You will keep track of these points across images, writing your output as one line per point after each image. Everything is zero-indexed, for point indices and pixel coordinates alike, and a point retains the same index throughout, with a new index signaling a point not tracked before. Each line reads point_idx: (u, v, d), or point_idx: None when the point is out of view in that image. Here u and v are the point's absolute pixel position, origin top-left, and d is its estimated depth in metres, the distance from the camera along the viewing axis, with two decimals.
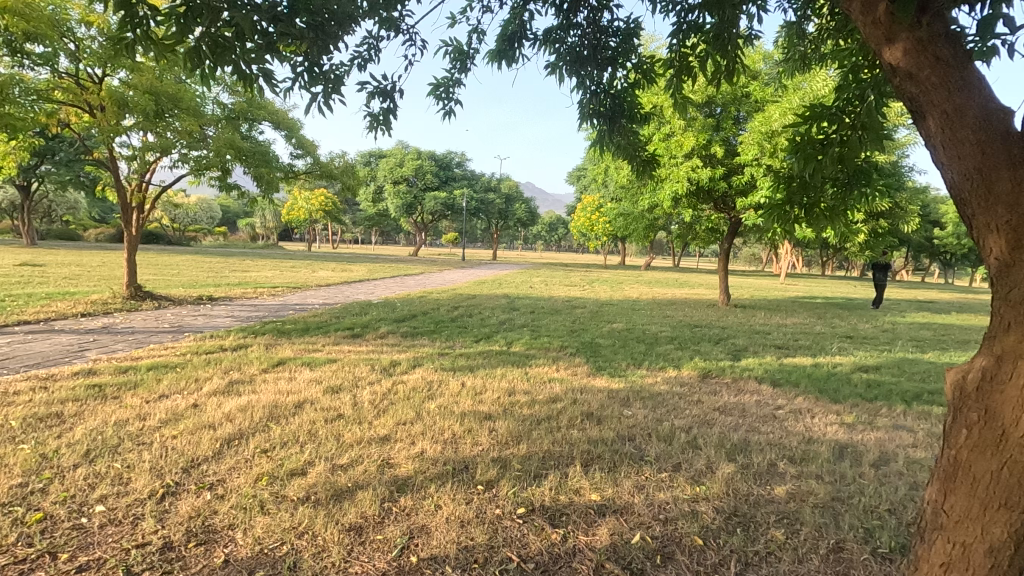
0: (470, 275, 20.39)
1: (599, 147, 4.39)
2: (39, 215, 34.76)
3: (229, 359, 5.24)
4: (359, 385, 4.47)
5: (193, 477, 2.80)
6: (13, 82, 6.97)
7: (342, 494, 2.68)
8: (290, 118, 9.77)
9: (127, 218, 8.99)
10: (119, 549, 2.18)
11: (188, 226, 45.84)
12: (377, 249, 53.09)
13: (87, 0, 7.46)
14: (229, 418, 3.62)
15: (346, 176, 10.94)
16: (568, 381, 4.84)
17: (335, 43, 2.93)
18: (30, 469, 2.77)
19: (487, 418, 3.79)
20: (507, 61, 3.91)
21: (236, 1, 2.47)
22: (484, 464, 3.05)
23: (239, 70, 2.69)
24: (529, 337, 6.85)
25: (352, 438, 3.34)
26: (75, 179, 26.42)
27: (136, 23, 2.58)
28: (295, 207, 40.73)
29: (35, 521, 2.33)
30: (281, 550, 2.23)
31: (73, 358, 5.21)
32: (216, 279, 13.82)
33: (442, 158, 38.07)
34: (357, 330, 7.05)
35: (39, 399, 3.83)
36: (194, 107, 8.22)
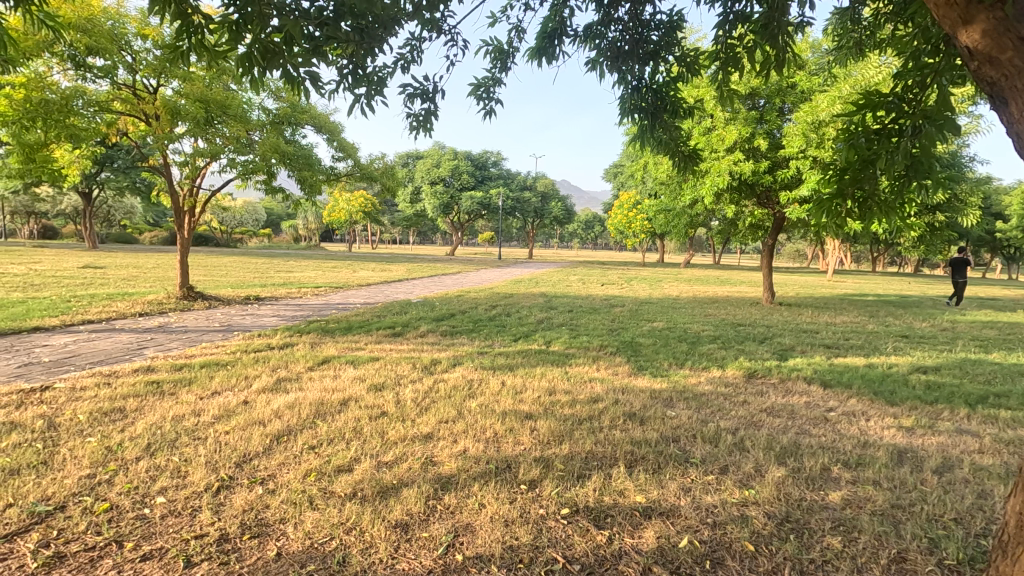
0: (506, 274, 20.37)
1: (637, 143, 4.32)
2: (100, 220, 36.80)
3: (276, 357, 5.40)
4: (401, 383, 4.53)
5: (245, 472, 2.90)
6: (77, 94, 7.37)
7: (387, 491, 2.72)
8: (332, 122, 9.99)
9: (179, 221, 9.38)
10: (179, 540, 2.27)
11: (235, 229, 47.64)
12: (415, 249, 53.81)
13: (143, 14, 7.79)
14: (277, 415, 3.72)
15: (386, 176, 11.12)
16: (609, 381, 4.78)
17: (379, 46, 2.98)
18: (98, 461, 2.92)
19: (528, 418, 3.78)
20: (547, 59, 3.91)
21: (285, 7, 2.55)
22: (526, 464, 3.04)
23: (287, 74, 2.78)
24: (568, 336, 6.80)
25: (396, 435, 3.39)
26: (132, 185, 27.86)
27: (193, 34, 2.70)
28: (336, 208, 41.71)
29: (103, 510, 2.46)
30: (331, 545, 2.28)
31: (133, 356, 5.47)
32: (261, 279, 14.32)
33: (479, 158, 38.31)
34: (397, 329, 7.16)
35: (103, 395, 4.04)
36: (241, 114, 8.51)
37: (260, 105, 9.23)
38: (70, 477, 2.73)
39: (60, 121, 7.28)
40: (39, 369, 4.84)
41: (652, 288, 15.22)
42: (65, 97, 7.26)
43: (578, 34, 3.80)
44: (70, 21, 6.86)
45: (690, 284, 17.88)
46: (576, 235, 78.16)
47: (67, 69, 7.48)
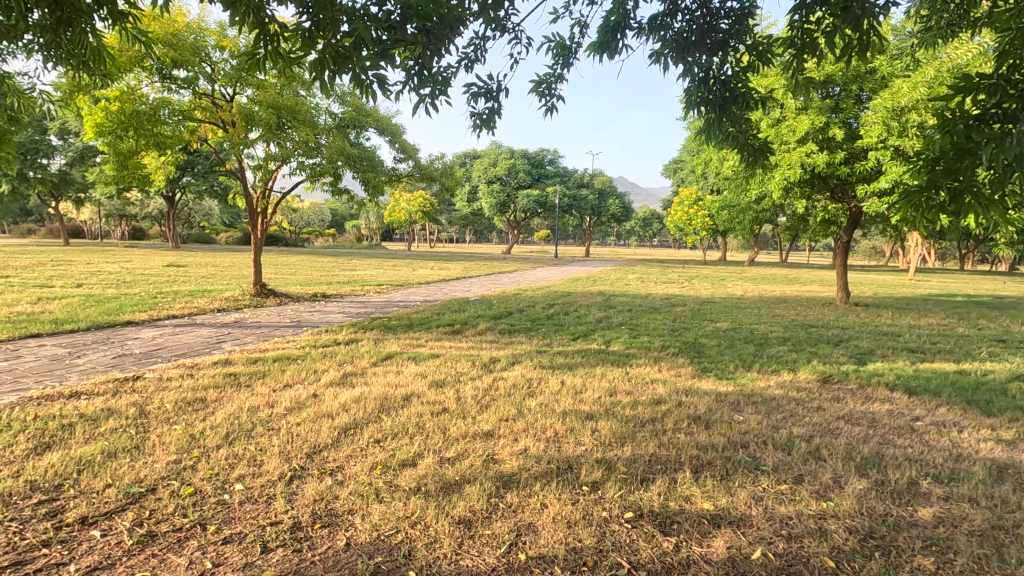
0: (562, 275, 19.39)
1: (703, 138, 4.16)
2: (182, 222, 39.64)
3: (343, 352, 5.59)
4: (462, 380, 4.60)
5: (315, 462, 3.01)
6: (163, 105, 7.90)
7: (450, 486, 2.76)
8: (394, 123, 10.22)
9: (252, 222, 9.87)
10: (256, 526, 2.38)
11: (303, 228, 50.01)
12: (472, 249, 54.16)
13: (221, 27, 8.23)
14: (345, 408, 3.85)
15: (445, 176, 11.28)
16: (672, 382, 4.64)
17: (444, 46, 3.03)
18: (183, 447, 3.13)
19: (589, 418, 3.73)
20: (609, 53, 3.86)
21: (355, 12, 2.64)
22: (588, 465, 3.00)
23: (356, 78, 2.88)
24: (627, 336, 6.68)
25: (458, 432, 3.43)
26: (211, 189, 29.89)
27: (269, 42, 2.83)
28: (396, 209, 42.91)
29: (188, 494, 2.62)
30: (396, 538, 2.33)
31: (212, 350, 5.82)
32: (327, 279, 14.34)
33: (536, 156, 38.36)
34: (457, 326, 7.27)
35: (188, 385, 4.33)
36: (310, 118, 8.84)
37: (327, 110, 9.57)
38: (159, 461, 2.93)
39: (149, 130, 7.85)
40: (132, 360, 5.25)
41: (715, 288, 14.34)
42: (153, 108, 7.81)
43: (641, 26, 3.72)
44: (158, 36, 7.37)
45: (757, 283, 17.06)
46: (635, 232, 76.36)
47: (154, 82, 8.03)
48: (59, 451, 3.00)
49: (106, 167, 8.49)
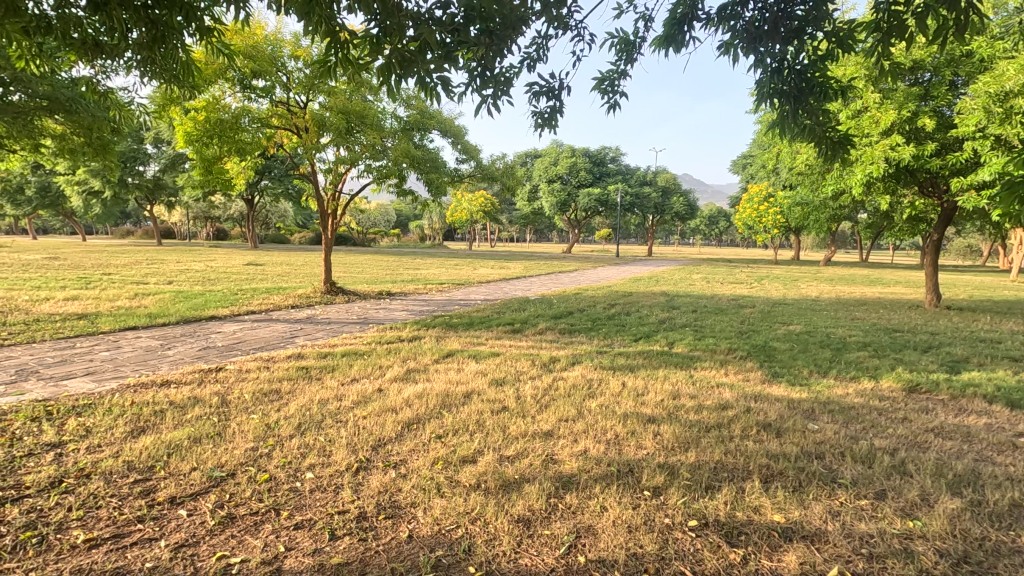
0: (624, 274, 18.94)
1: (777, 130, 3.96)
2: (260, 223, 42.14)
3: (406, 349, 5.74)
4: (522, 379, 4.61)
5: (380, 455, 3.11)
6: (244, 113, 8.41)
7: (510, 484, 2.77)
8: (456, 125, 10.38)
9: (324, 223, 10.34)
10: (325, 513, 2.49)
11: (370, 228, 51.88)
12: (532, 248, 54.34)
13: (296, 37, 8.65)
14: (408, 403, 3.95)
15: (506, 176, 11.35)
16: (740, 387, 4.45)
17: (507, 46, 3.05)
18: (260, 435, 3.32)
19: (651, 421, 3.65)
20: (676, 47, 3.75)
21: (421, 17, 2.72)
22: (650, 469, 2.93)
23: (422, 81, 2.95)
24: (692, 338, 6.48)
25: (517, 430, 3.44)
26: (286, 191, 31.58)
27: (340, 50, 2.95)
28: (458, 208, 43.72)
29: (263, 480, 2.78)
30: (457, 533, 2.37)
31: (287, 344, 6.15)
32: (392, 279, 14.57)
33: (597, 154, 37.95)
34: (517, 325, 7.30)
35: (264, 376, 4.60)
36: (376, 122, 9.12)
37: (393, 113, 9.86)
38: (239, 448, 3.13)
39: (231, 138, 8.39)
40: (215, 352, 5.64)
41: (787, 289, 13.66)
42: (235, 116, 8.34)
43: (710, 17, 3.59)
44: (240, 49, 7.87)
45: (834, 284, 16.08)
46: (700, 230, 73.90)
47: (236, 92, 8.56)
48: (152, 435, 3.26)
49: (193, 173, 9.13)
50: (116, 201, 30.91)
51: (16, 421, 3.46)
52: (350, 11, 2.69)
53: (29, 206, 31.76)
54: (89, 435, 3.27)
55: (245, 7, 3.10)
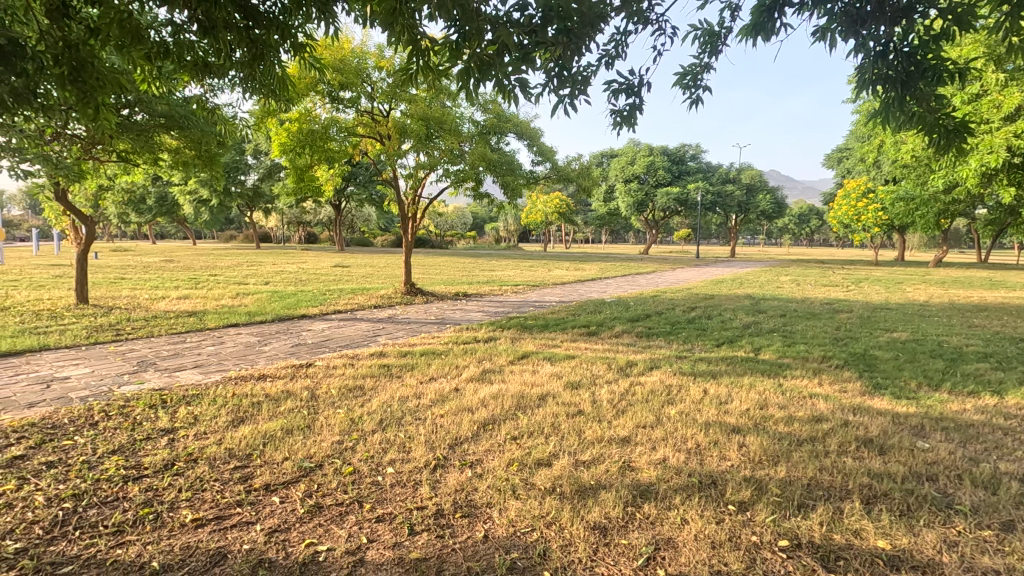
0: (705, 275, 18.26)
1: (880, 119, 3.63)
2: (347, 227, 44.60)
3: (482, 349, 5.82)
4: (597, 383, 4.53)
5: (457, 454, 3.16)
6: (333, 123, 8.90)
7: (585, 490, 2.72)
8: (533, 127, 10.41)
9: (404, 226, 10.73)
10: (405, 509, 2.56)
11: (448, 231, 53.33)
12: (607, 249, 53.63)
13: (380, 48, 9.03)
14: (483, 403, 4.00)
15: (582, 177, 11.23)
16: (836, 398, 4.11)
17: (585, 44, 3.02)
18: (345, 429, 3.48)
19: (736, 431, 3.46)
20: (764, 35, 3.54)
21: (499, 20, 2.75)
22: (735, 482, 2.77)
23: (500, 84, 2.98)
24: (780, 344, 6.08)
25: (593, 435, 3.37)
26: (370, 197, 33.17)
27: (421, 58, 3.02)
28: (534, 210, 44.01)
29: (348, 472, 2.91)
30: (532, 536, 2.35)
31: (370, 342, 6.43)
32: (468, 279, 15.19)
33: (677, 152, 36.87)
34: (593, 328, 7.20)
35: (349, 373, 4.83)
36: (454, 127, 9.34)
37: (471, 118, 10.06)
38: (326, 440, 3.30)
39: (321, 147, 8.90)
40: (305, 349, 5.99)
41: (890, 292, 12.55)
42: (324, 127, 8.86)
43: (804, 2, 3.36)
44: (329, 63, 8.35)
45: (947, 287, 14.57)
46: (789, 229, 69.55)
47: (326, 104, 9.08)
48: (251, 425, 3.51)
49: (287, 181, 9.77)
50: (222, 209, 33.81)
51: (138, 408, 3.85)
52: (431, 20, 2.76)
53: (150, 214, 35.41)
54: (196, 423, 3.57)
55: (334, 23, 3.27)
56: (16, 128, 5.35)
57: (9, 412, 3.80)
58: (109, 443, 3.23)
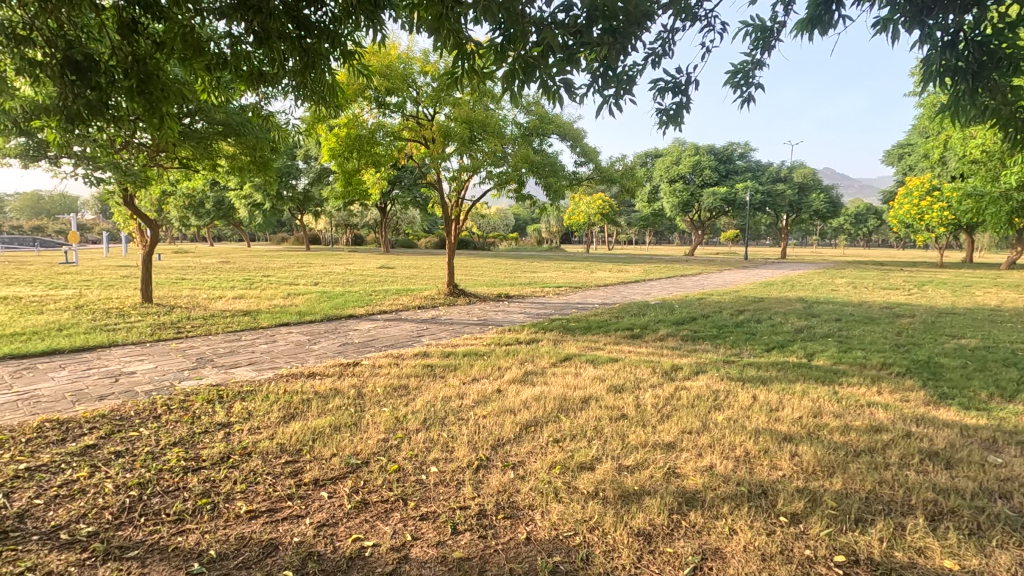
0: (753, 277, 17.71)
1: (948, 114, 3.42)
2: (392, 229, 45.62)
3: (524, 351, 5.83)
4: (641, 387, 4.45)
5: (499, 455, 3.17)
6: (379, 128, 9.10)
7: (629, 496, 2.68)
8: (576, 128, 10.35)
9: (448, 228, 10.87)
10: (448, 508, 2.59)
11: (491, 232, 53.73)
12: (651, 251, 52.75)
13: (425, 54, 9.18)
14: (526, 405, 3.99)
15: (626, 177, 11.08)
16: (897, 408, 3.90)
17: (631, 43, 2.99)
18: (390, 428, 3.55)
19: (787, 440, 3.33)
20: (821, 29, 3.40)
21: (545, 22, 2.75)
22: (787, 493, 2.66)
23: (544, 85, 2.97)
24: (835, 349, 5.82)
25: (637, 440, 3.32)
26: (414, 199, 33.80)
27: (466, 61, 3.05)
28: (576, 211, 43.82)
29: (393, 470, 2.96)
30: (574, 540, 2.33)
31: (414, 342, 6.54)
32: (510, 279, 15.75)
33: (724, 151, 35.97)
34: (636, 331, 7.09)
35: (394, 372, 4.93)
36: (497, 130, 9.39)
37: (513, 120, 10.09)
38: (371, 438, 3.37)
39: (368, 151, 9.13)
40: (352, 348, 6.15)
41: (958, 296, 11.80)
42: (371, 132, 9.08)
43: None
44: (376, 69, 8.56)
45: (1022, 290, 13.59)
46: (845, 228, 66.49)
47: (372, 109, 9.30)
48: (301, 421, 3.63)
49: (336, 184, 10.05)
50: (276, 212, 35.19)
51: (197, 402, 4.05)
52: (477, 24, 2.79)
53: (209, 217, 37.16)
54: (250, 418, 3.72)
55: (382, 30, 3.34)
56: (90, 138, 5.73)
57: (82, 403, 4.06)
58: (170, 435, 3.41)
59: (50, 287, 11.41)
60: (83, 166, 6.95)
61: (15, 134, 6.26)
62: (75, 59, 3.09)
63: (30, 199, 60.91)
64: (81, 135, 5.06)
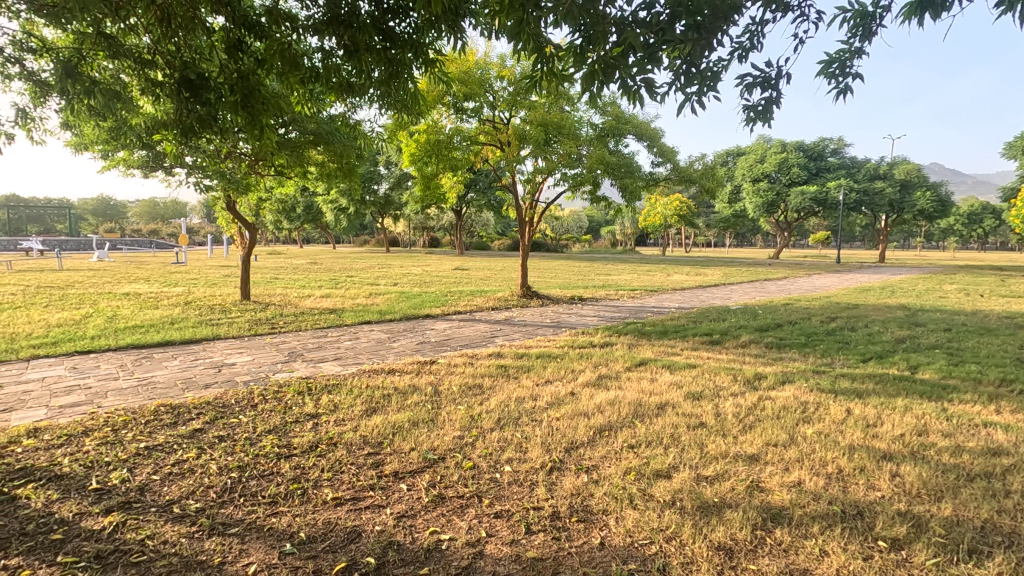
0: (847, 282, 16.52)
1: None
2: (467, 232, 46.70)
3: (598, 354, 5.77)
4: (722, 395, 4.27)
5: (572, 458, 3.16)
6: (457, 132, 9.34)
7: (709, 507, 2.58)
8: (653, 128, 10.11)
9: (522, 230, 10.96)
10: (522, 507, 2.61)
11: (564, 234, 53.68)
12: (732, 254, 50.51)
13: (502, 58, 9.32)
14: (599, 409, 3.95)
15: (706, 177, 10.68)
16: (1020, 430, 3.49)
17: (717, 37, 2.89)
18: (465, 425, 3.63)
19: (886, 458, 3.08)
20: (932, 12, 3.12)
21: (625, 21, 2.73)
22: (887, 516, 2.46)
23: (624, 85, 2.93)
24: (944, 362, 5.30)
25: (716, 450, 3.19)
26: (488, 202, 34.40)
27: (545, 64, 3.06)
28: (652, 213, 42.84)
29: (468, 467, 3.03)
30: (650, 549, 2.28)
31: (488, 343, 6.65)
32: (582, 279, 16.48)
33: (813, 147, 33.87)
34: (716, 336, 6.82)
35: (469, 371, 5.04)
36: (573, 131, 9.36)
37: (589, 121, 10.02)
38: (447, 435, 3.46)
39: (446, 156, 9.40)
40: (429, 347, 6.34)
41: None
42: (449, 137, 9.35)
43: None
44: (455, 75, 8.81)
45: None
46: (955, 229, 60.24)
47: (451, 115, 9.57)
48: (382, 415, 3.79)
49: (415, 189, 10.42)
50: (359, 216, 37.05)
51: (289, 393, 4.34)
52: (556, 26, 2.81)
53: (299, 221, 39.65)
54: (336, 410, 3.94)
55: (462, 38, 3.43)
56: (201, 149, 6.29)
57: (191, 390, 4.47)
58: (266, 423, 3.68)
59: (165, 285, 12.62)
60: (194, 175, 7.66)
61: (139, 148, 6.99)
62: (189, 78, 3.38)
63: (148, 205, 67.73)
64: (194, 147, 5.57)
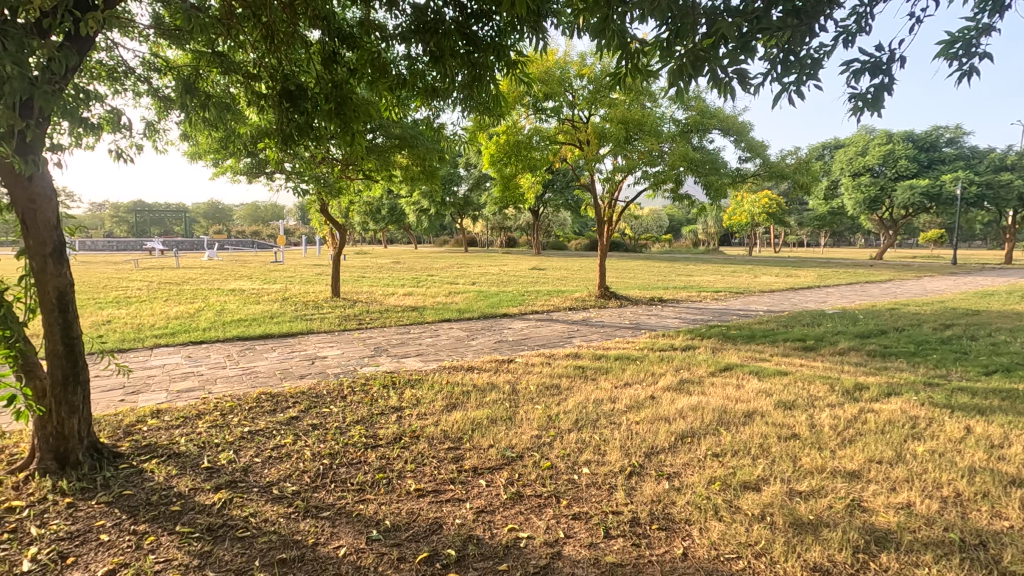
0: (964, 286, 14.87)
1: None
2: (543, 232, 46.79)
3: (679, 358, 5.57)
4: (817, 405, 3.99)
5: (653, 463, 3.08)
6: (536, 132, 9.37)
7: (803, 524, 2.41)
8: (741, 121, 9.64)
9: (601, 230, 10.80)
10: (601, 510, 2.57)
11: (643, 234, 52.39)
12: (826, 254, 47.10)
13: (581, 57, 9.26)
14: (682, 415, 3.81)
15: (800, 172, 10.01)
16: None
17: (818, 22, 2.69)
18: (543, 425, 3.63)
19: (1014, 484, 2.74)
20: None
21: (716, 10, 2.61)
22: (1016, 549, 2.19)
23: (713, 78, 2.80)
24: None
25: (811, 463, 2.98)
26: (566, 202, 34.23)
27: (629, 60, 2.98)
28: (738, 211, 40.81)
29: (546, 467, 3.03)
30: (737, 564, 2.17)
31: (565, 343, 6.62)
32: (661, 279, 16.21)
33: (925, 137, 30.80)
34: (810, 342, 6.37)
35: (546, 371, 5.04)
36: (655, 128, 9.10)
37: (672, 117, 9.71)
38: (525, 434, 3.48)
39: (525, 157, 9.48)
40: (507, 346, 6.41)
41: None
42: (528, 137, 9.42)
43: None
44: (536, 76, 8.84)
45: None
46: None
47: (531, 115, 9.62)
48: (461, 411, 3.88)
49: (494, 189, 10.57)
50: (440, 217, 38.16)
51: (375, 386, 4.55)
52: (642, 21, 2.73)
53: (384, 222, 41.41)
54: (418, 404, 4.08)
55: (544, 38, 3.43)
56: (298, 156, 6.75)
57: (288, 380, 4.80)
58: (354, 414, 3.88)
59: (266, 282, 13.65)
60: (292, 180, 8.22)
61: (244, 156, 7.59)
62: (290, 89, 3.65)
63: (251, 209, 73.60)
64: (291, 154, 5.99)
